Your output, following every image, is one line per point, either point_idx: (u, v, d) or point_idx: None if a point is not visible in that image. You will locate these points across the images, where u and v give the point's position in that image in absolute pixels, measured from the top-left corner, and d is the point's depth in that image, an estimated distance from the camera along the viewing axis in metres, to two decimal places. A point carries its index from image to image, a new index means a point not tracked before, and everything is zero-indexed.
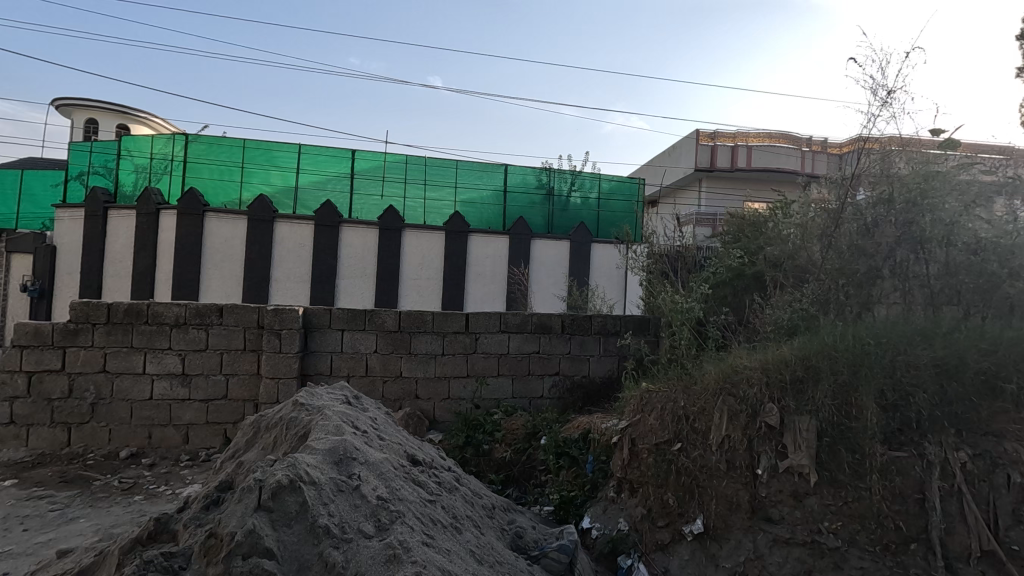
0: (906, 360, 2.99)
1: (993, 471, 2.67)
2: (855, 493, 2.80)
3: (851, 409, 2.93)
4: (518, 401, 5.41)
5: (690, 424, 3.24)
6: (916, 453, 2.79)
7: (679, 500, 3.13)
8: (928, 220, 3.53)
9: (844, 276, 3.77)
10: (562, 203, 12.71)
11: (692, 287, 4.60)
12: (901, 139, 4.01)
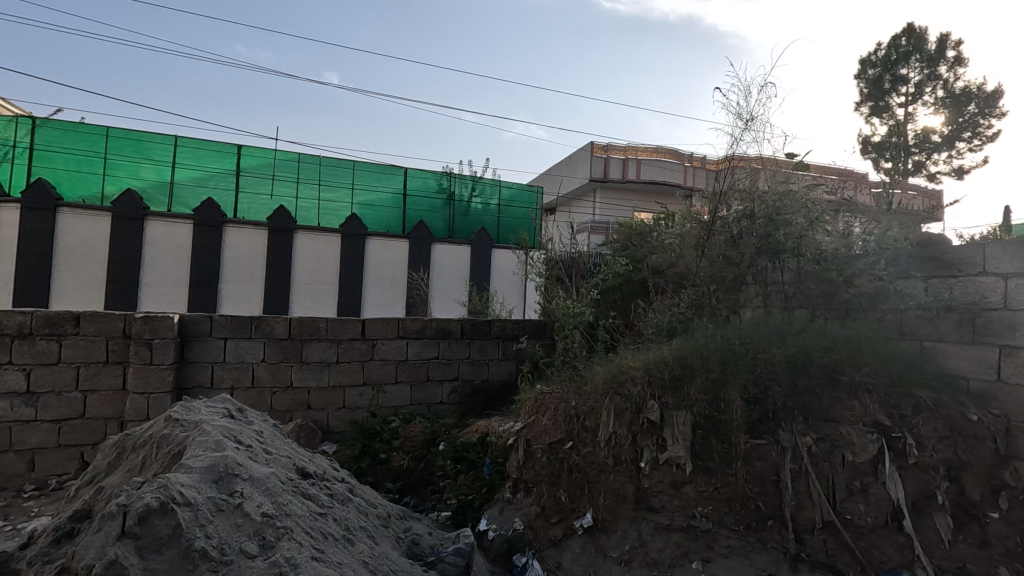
0: (764, 357, 3.37)
1: (832, 451, 3.08)
2: (724, 479, 3.10)
3: (720, 403, 3.25)
4: (416, 408, 5.36)
5: (581, 423, 3.43)
6: (773, 440, 3.15)
7: (571, 496, 3.29)
8: (782, 233, 4.01)
9: (715, 283, 4.30)
10: (463, 208, 12.76)
11: (583, 292, 4.86)
12: (760, 160, 4.54)
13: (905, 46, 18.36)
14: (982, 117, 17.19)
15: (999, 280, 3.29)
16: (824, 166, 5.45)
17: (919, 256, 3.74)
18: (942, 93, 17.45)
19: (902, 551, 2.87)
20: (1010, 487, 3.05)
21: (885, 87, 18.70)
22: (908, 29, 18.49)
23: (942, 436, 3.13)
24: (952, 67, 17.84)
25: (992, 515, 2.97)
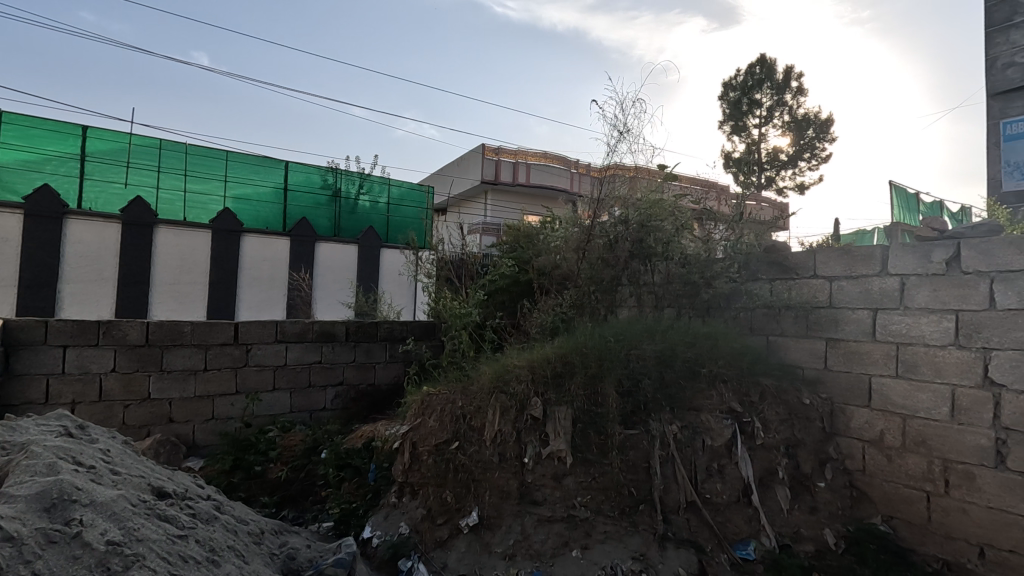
0: (636, 353, 3.63)
1: (694, 437, 3.40)
2: (601, 469, 3.29)
3: (598, 397, 3.45)
4: (296, 416, 5.07)
5: (467, 423, 3.46)
6: (645, 430, 3.39)
7: (457, 495, 3.31)
8: (652, 238, 4.36)
9: (594, 283, 4.55)
10: (349, 206, 12.25)
11: (470, 293, 4.90)
12: (633, 169, 4.85)
13: (759, 74, 20.69)
14: (818, 141, 19.85)
15: (825, 282, 3.87)
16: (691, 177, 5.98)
17: (766, 261, 4.24)
18: (788, 118, 19.90)
19: (751, 522, 3.32)
20: (832, 459, 3.71)
21: (743, 109, 20.91)
22: (761, 58, 20.88)
23: (783, 418, 3.59)
24: (796, 95, 20.39)
25: (819, 484, 3.58)
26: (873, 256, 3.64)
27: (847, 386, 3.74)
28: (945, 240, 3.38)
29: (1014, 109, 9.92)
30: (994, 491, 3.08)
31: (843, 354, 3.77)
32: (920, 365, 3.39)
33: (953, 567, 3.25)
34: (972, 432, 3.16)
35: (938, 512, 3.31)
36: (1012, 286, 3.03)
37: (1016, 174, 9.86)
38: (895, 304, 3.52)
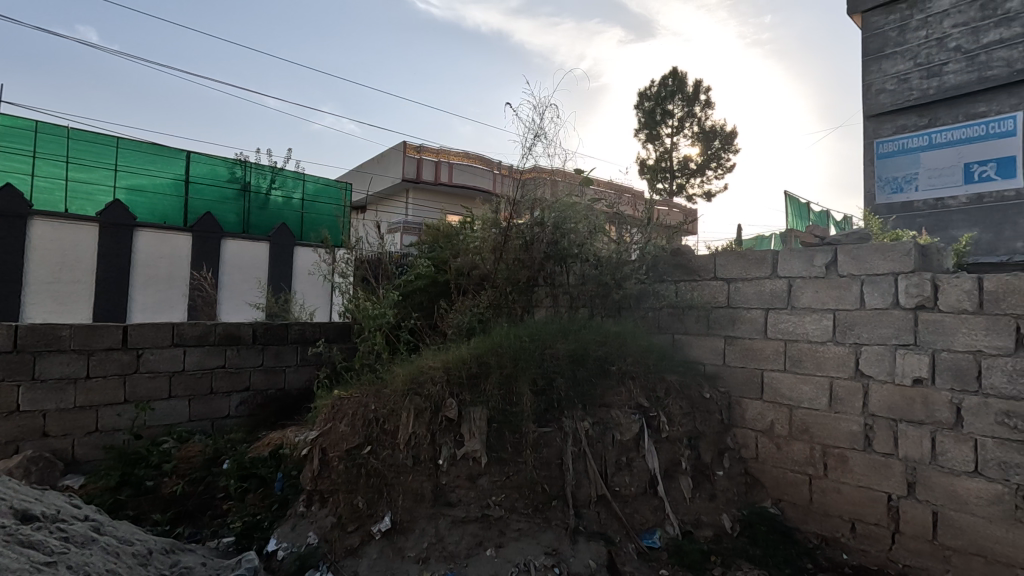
0: (550, 352, 3.70)
1: (604, 432, 3.53)
2: (515, 468, 3.34)
3: (513, 397, 3.49)
4: (195, 425, 4.72)
5: (380, 426, 3.39)
6: (558, 427, 3.48)
7: (369, 501, 3.23)
8: (566, 240, 4.48)
9: (511, 284, 4.64)
10: (260, 201, 11.65)
11: (385, 293, 4.81)
12: (548, 172, 4.95)
13: (671, 85, 21.84)
14: (723, 151, 21.27)
15: (724, 284, 4.15)
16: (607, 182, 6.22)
17: (672, 263, 4.48)
18: (697, 129, 21.16)
19: (656, 512, 3.50)
20: (729, 448, 3.98)
21: (657, 119, 22.00)
22: (673, 72, 22.06)
23: (686, 412, 3.81)
24: (704, 107, 21.73)
25: (717, 472, 3.83)
26: (765, 259, 3.94)
27: (742, 380, 4.03)
28: (824, 246, 3.73)
29: (885, 130, 11.16)
30: (864, 471, 3.43)
31: (739, 350, 4.06)
32: (804, 360, 3.72)
33: (830, 542, 3.59)
34: (846, 419, 3.51)
35: (819, 492, 3.64)
36: (879, 288, 3.40)
37: (887, 188, 11.08)
38: (784, 304, 3.84)
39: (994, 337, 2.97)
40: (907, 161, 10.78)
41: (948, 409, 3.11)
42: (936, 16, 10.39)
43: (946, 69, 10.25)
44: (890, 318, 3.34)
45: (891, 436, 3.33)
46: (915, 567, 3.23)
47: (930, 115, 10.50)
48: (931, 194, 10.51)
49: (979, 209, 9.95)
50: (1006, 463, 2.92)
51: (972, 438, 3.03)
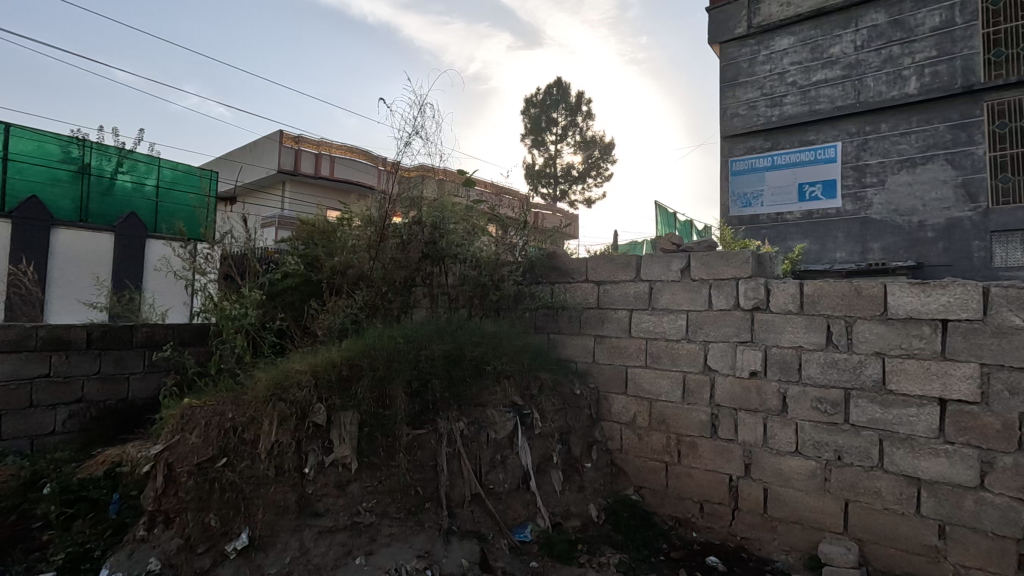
0: (425, 352, 3.65)
1: (479, 432, 3.59)
2: (388, 472, 3.29)
3: (386, 399, 3.42)
4: (8, 445, 4.03)
5: (238, 436, 3.16)
6: (432, 429, 3.48)
7: (223, 518, 2.98)
8: (444, 241, 4.48)
9: (387, 284, 4.53)
10: (103, 186, 10.36)
11: (246, 292, 4.46)
12: (426, 171, 4.92)
13: (556, 95, 22.74)
14: (602, 161, 22.51)
15: (594, 286, 4.40)
16: (491, 186, 6.33)
17: (547, 266, 4.67)
18: (579, 138, 22.20)
19: (529, 506, 3.62)
20: (597, 441, 4.23)
21: (542, 125, 22.77)
22: (557, 81, 22.98)
23: (557, 408, 3.97)
24: (585, 118, 22.87)
25: (586, 465, 4.04)
26: (630, 263, 4.24)
27: (610, 376, 4.29)
28: (680, 252, 4.09)
29: (737, 150, 12.52)
30: (710, 456, 3.82)
31: (607, 348, 4.32)
32: (661, 356, 4.05)
33: (683, 522, 3.93)
34: (696, 410, 3.88)
35: (673, 478, 3.98)
36: (724, 291, 3.79)
37: (739, 203, 12.38)
38: (645, 305, 4.15)
39: (811, 334, 3.45)
40: (754, 179, 12.18)
41: (777, 398, 3.55)
42: (778, 54, 11.89)
43: (784, 100, 11.77)
44: (731, 318, 3.75)
45: (732, 423, 3.73)
46: (750, 539, 3.65)
47: (772, 139, 11.98)
48: (773, 210, 11.86)
49: (810, 224, 11.39)
50: (818, 442, 3.40)
51: (794, 422, 3.49)
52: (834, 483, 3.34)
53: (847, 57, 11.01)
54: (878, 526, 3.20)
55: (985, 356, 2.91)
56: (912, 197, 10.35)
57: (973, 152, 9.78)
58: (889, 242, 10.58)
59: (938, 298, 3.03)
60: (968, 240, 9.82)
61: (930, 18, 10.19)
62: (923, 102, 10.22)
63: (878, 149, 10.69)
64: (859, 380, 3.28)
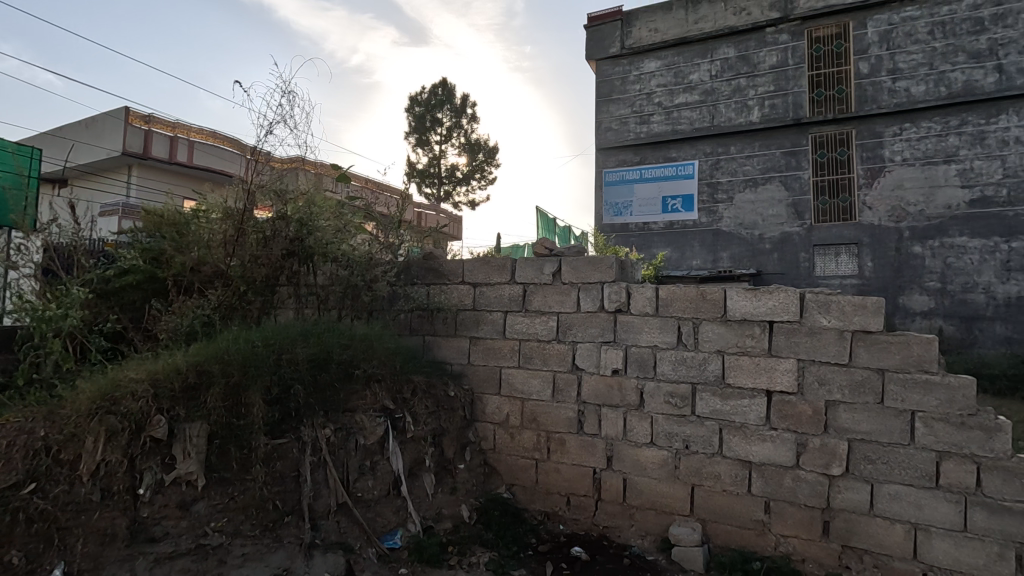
0: (287, 357, 3.41)
1: (347, 438, 3.44)
2: (241, 487, 3.05)
3: (241, 408, 3.14)
4: None
5: (52, 457, 2.74)
6: (294, 437, 3.28)
7: (31, 555, 2.57)
8: (312, 238, 4.23)
9: (247, 284, 4.18)
10: None
11: (67, 290, 3.88)
12: (292, 163, 4.68)
13: (441, 95, 22.62)
14: (486, 164, 22.77)
15: (470, 288, 4.42)
16: (370, 183, 6.13)
17: (424, 267, 4.61)
18: (463, 139, 22.26)
19: (399, 512, 3.54)
20: (470, 442, 4.25)
21: (426, 124, 22.51)
22: (442, 82, 22.87)
23: (430, 411, 3.93)
24: (470, 121, 23.00)
25: (459, 466, 4.04)
26: (505, 266, 4.32)
27: (484, 377, 4.34)
28: (552, 256, 4.25)
29: (610, 162, 13.31)
30: (576, 451, 4.01)
31: (481, 349, 4.36)
32: (533, 356, 4.18)
33: (551, 516, 4.08)
34: (564, 407, 4.05)
35: (543, 474, 4.13)
36: (591, 294, 4.01)
37: (611, 211, 13.13)
38: (519, 307, 4.25)
39: (664, 334, 3.76)
40: (625, 190, 13.03)
41: (636, 394, 3.82)
42: (646, 75, 12.88)
43: (652, 118, 12.77)
44: (597, 320, 3.97)
45: (596, 418, 3.95)
46: (611, 527, 3.89)
47: (641, 154, 12.92)
48: (641, 219, 12.74)
49: (672, 233, 12.44)
50: (670, 433, 3.72)
51: (649, 415, 3.78)
52: (683, 470, 3.67)
53: (704, 84, 12.27)
54: (717, 506, 3.57)
55: (801, 352, 3.38)
56: (754, 213, 11.73)
57: (801, 177, 11.34)
58: (735, 252, 11.88)
59: (766, 301, 3.46)
60: (796, 252, 11.34)
61: (770, 57, 11.67)
62: (764, 129, 11.65)
63: (728, 169, 11.98)
64: (704, 376, 3.64)
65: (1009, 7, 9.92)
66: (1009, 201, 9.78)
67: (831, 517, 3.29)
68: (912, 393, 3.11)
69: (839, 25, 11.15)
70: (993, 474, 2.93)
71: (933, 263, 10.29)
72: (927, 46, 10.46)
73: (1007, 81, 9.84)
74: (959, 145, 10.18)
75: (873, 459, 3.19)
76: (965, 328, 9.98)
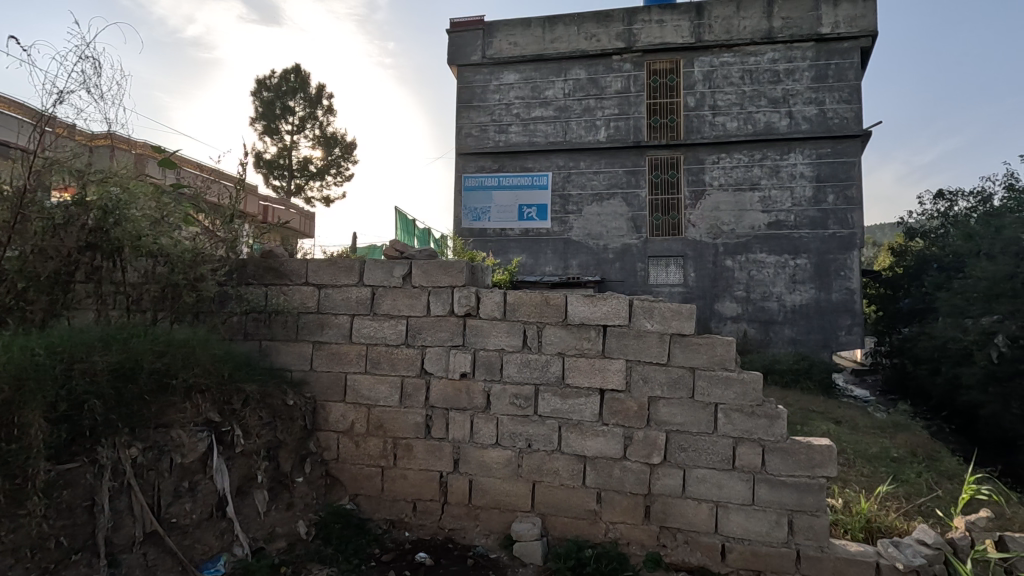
0: (82, 367, 2.93)
1: (159, 458, 3.06)
2: (10, 524, 2.54)
3: (13, 430, 2.66)
4: None
5: None
6: (88, 460, 2.83)
7: None
8: (118, 229, 3.63)
9: (27, 281, 3.50)
10: None
11: None
12: (90, 138, 4.05)
13: (293, 82, 21.14)
14: (342, 160, 21.74)
15: (314, 290, 4.17)
16: (206, 170, 5.55)
17: (261, 266, 4.26)
18: (317, 132, 21.02)
19: (223, 536, 3.24)
20: (311, 453, 4.01)
21: (275, 112, 20.90)
22: (295, 68, 21.42)
23: (265, 422, 3.61)
24: (325, 113, 21.80)
25: (296, 479, 3.78)
26: (353, 268, 4.15)
27: (328, 384, 4.13)
28: (402, 259, 4.17)
29: (469, 167, 13.46)
30: (423, 455, 3.97)
31: (325, 355, 4.14)
32: (381, 361, 4.07)
33: (396, 523, 4.00)
34: (412, 412, 4.00)
35: (389, 481, 4.03)
36: (441, 298, 4.01)
37: (469, 216, 13.30)
38: (367, 310, 4.11)
39: (511, 338, 3.89)
40: (482, 197, 13.28)
41: (482, 396, 3.90)
42: (505, 86, 13.30)
43: (510, 129, 13.22)
44: (447, 324, 3.99)
45: (443, 422, 3.96)
46: (456, 529, 3.92)
47: (499, 162, 13.29)
48: (499, 225, 13.10)
49: (526, 240, 12.98)
50: (514, 433, 3.86)
51: (495, 417, 3.88)
52: (525, 468, 3.82)
53: (558, 101, 13.02)
54: (555, 500, 3.78)
55: (629, 354, 3.71)
56: (599, 224, 12.70)
57: (639, 194, 12.54)
58: (583, 260, 12.75)
59: (602, 307, 3.75)
60: (634, 262, 12.50)
61: (615, 83, 12.74)
62: (609, 148, 12.67)
63: (577, 182, 12.83)
64: (546, 376, 3.83)
65: (797, 64, 11.95)
66: (795, 225, 11.77)
67: (651, 502, 3.66)
68: (716, 387, 3.58)
69: (672, 61, 12.54)
70: (774, 455, 3.48)
71: (740, 275, 12.00)
72: (738, 89, 12.19)
73: (795, 126, 11.84)
74: (761, 176, 12.01)
75: (686, 447, 3.62)
76: (763, 331, 11.78)
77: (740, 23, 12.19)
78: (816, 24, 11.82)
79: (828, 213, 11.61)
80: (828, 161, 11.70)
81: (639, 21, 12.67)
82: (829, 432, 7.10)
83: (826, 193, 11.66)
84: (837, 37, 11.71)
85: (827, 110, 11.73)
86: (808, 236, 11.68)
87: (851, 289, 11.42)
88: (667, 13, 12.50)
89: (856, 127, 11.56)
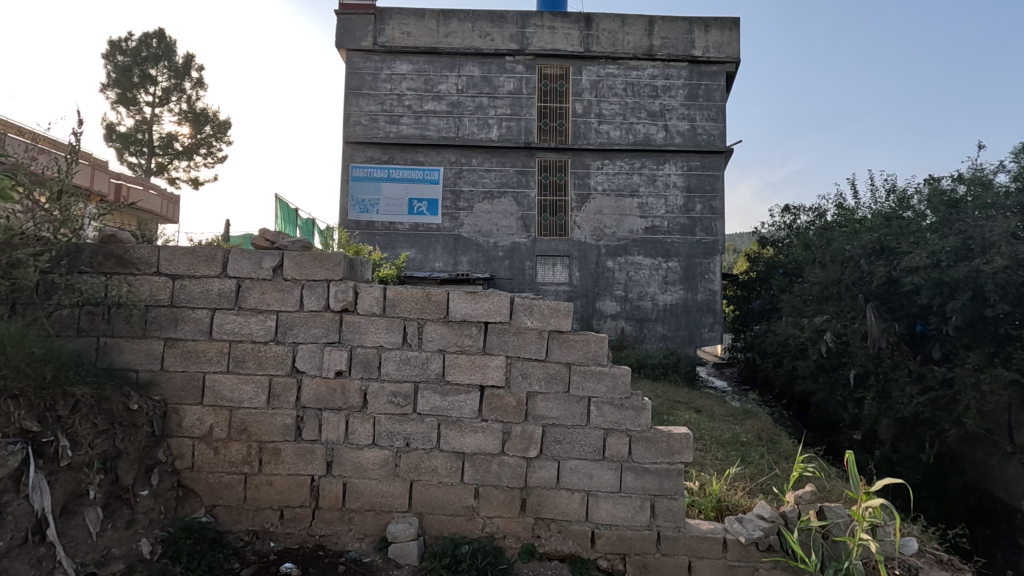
0: None
1: None
2: None
3: None
4: None
5: None
6: None
7: None
8: None
9: None
10: None
11: None
12: None
13: (156, 48, 18.90)
14: (214, 139, 19.83)
15: (167, 281, 3.75)
16: (34, 135, 4.75)
17: (100, 253, 3.75)
18: (184, 106, 19.01)
19: (40, 564, 2.80)
20: (159, 463, 3.59)
21: (133, 80, 18.55)
22: (159, 33, 19.18)
23: (101, 430, 3.18)
24: (194, 86, 19.77)
25: (140, 493, 3.39)
26: (214, 258, 3.78)
27: (179, 385, 3.72)
28: (272, 250, 3.86)
29: (357, 157, 12.90)
30: (292, 459, 3.73)
31: (179, 353, 3.74)
32: (246, 360, 3.75)
33: (259, 534, 3.71)
34: (280, 414, 3.73)
35: (252, 489, 3.73)
36: (315, 292, 3.77)
37: (356, 208, 12.72)
38: (230, 305, 3.77)
39: (390, 334, 3.77)
40: (370, 188, 12.79)
41: (358, 395, 3.74)
42: (397, 76, 12.93)
43: (401, 120, 12.87)
44: (321, 319, 3.77)
45: (315, 423, 3.73)
46: (328, 535, 3.72)
47: (389, 154, 12.89)
48: (387, 219, 12.71)
49: (416, 235, 12.73)
50: (391, 432, 3.74)
51: (372, 416, 3.74)
52: (402, 468, 3.73)
53: (451, 96, 12.91)
54: (432, 499, 3.74)
55: (509, 350, 3.76)
56: (489, 222, 12.81)
57: (528, 194, 12.83)
58: (472, 257, 12.78)
59: (483, 303, 3.75)
60: (522, 261, 12.78)
61: (507, 83, 12.90)
62: (501, 147, 12.83)
63: (469, 180, 12.84)
64: (425, 374, 3.76)
65: (673, 82, 12.91)
66: (668, 230, 12.73)
67: (527, 494, 3.74)
68: (589, 381, 3.74)
69: (562, 68, 12.98)
70: (639, 444, 3.72)
71: (619, 275, 12.74)
72: (622, 100, 12.91)
73: (670, 138, 12.80)
74: (639, 184, 12.83)
75: (560, 440, 3.74)
76: (638, 328, 12.60)
77: (625, 37, 12.90)
78: (689, 47, 12.85)
79: (696, 220, 12.73)
80: (697, 173, 12.80)
81: (532, 25, 12.91)
82: (689, 420, 7.77)
83: (695, 203, 12.77)
84: (707, 60, 12.84)
85: (698, 127, 12.82)
86: (678, 241, 12.71)
87: (713, 290, 12.62)
88: (558, 21, 12.89)
89: (721, 144, 12.76)
